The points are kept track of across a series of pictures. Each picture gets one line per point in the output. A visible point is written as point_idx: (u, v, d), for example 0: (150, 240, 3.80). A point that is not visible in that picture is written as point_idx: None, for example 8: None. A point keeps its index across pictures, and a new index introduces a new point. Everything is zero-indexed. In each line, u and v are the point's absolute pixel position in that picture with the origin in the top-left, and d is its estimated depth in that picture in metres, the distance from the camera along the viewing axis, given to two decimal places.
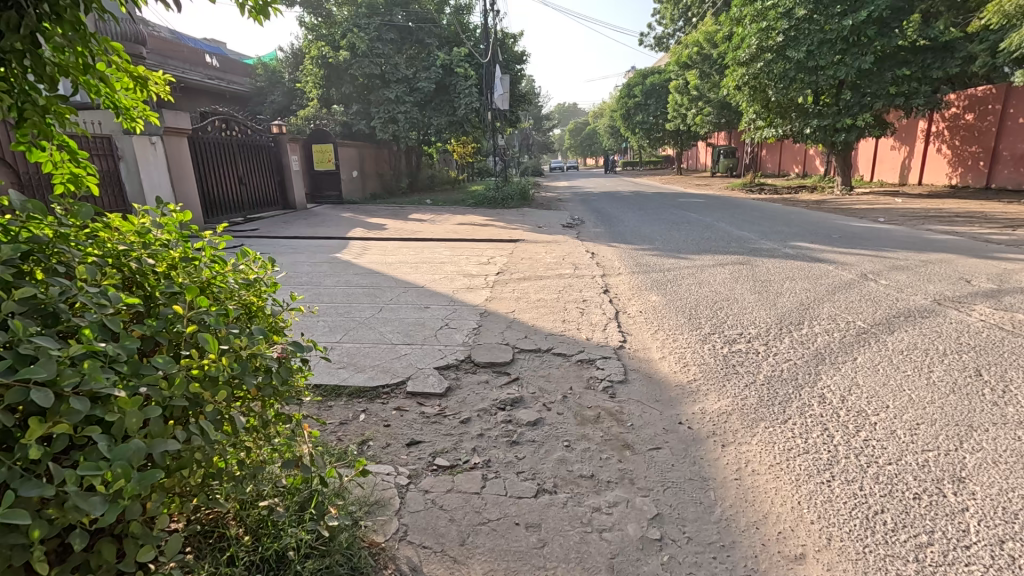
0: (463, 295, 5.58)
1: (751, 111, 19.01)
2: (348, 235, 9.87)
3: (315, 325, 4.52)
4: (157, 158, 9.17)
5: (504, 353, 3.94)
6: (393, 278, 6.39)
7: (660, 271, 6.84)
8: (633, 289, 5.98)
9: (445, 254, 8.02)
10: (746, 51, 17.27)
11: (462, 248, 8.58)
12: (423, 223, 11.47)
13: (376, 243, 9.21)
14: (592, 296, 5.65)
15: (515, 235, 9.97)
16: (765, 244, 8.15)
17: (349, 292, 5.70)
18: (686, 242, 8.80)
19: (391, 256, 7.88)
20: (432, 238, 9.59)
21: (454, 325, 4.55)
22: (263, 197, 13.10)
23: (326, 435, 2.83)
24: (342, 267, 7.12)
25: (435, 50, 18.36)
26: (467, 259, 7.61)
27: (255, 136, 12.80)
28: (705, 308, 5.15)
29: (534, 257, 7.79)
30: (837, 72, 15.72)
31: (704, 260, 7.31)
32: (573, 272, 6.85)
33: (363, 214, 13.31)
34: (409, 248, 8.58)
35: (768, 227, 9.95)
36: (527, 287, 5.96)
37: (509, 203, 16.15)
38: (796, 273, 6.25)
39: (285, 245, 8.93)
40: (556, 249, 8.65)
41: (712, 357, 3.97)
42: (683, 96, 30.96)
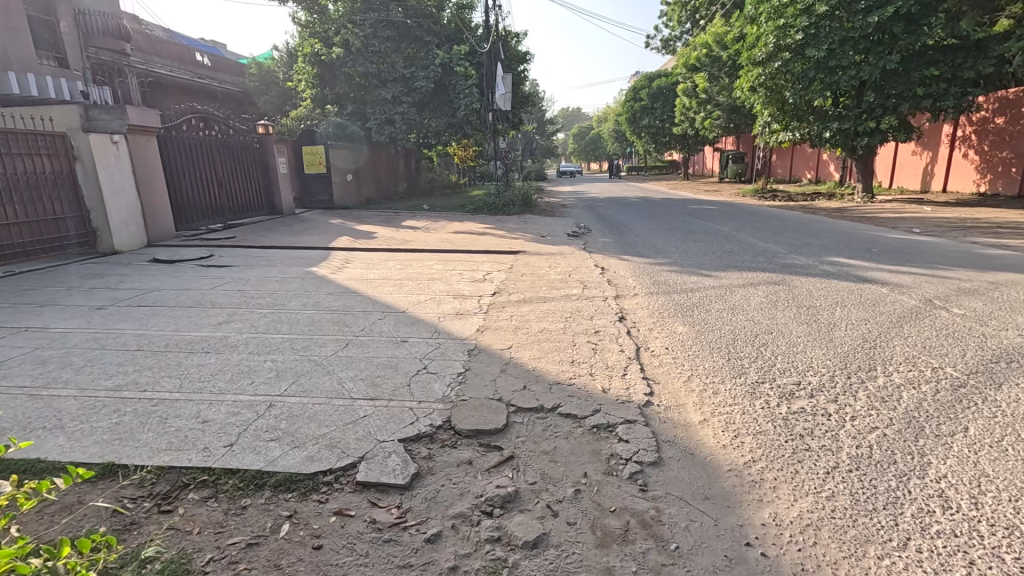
0: (452, 323, 4.66)
1: (766, 114, 18.10)
2: (332, 245, 8.97)
3: (260, 368, 3.60)
4: (121, 160, 8.30)
5: (495, 415, 2.99)
6: (372, 298, 5.48)
7: (682, 292, 5.90)
8: (655, 316, 5.04)
9: (436, 268, 7.12)
10: (762, 50, 16.36)
11: (456, 261, 7.66)
12: (416, 231, 10.57)
13: (361, 254, 8.31)
14: (606, 325, 4.71)
15: (516, 246, 9.04)
16: (798, 259, 7.21)
17: (315, 318, 4.79)
18: (707, 255, 7.87)
19: (375, 270, 6.98)
20: (424, 249, 8.68)
21: (435, 368, 3.61)
22: (244, 201, 12.21)
23: (218, 571, 1.89)
24: (316, 283, 6.22)
25: (434, 48, 17.55)
26: (460, 275, 6.68)
27: (237, 136, 11.95)
28: (745, 345, 4.19)
29: (536, 273, 6.89)
30: (860, 73, 14.82)
31: (732, 278, 6.37)
32: (582, 292, 5.93)
33: (353, 220, 12.41)
34: (397, 261, 7.68)
35: (796, 239, 9.00)
36: (527, 312, 5.03)
37: (511, 209, 15.24)
38: (846, 297, 5.29)
39: (259, 255, 8.01)
40: (561, 263, 7.73)
41: (768, 420, 3.01)
42: (691, 99, 30.07)
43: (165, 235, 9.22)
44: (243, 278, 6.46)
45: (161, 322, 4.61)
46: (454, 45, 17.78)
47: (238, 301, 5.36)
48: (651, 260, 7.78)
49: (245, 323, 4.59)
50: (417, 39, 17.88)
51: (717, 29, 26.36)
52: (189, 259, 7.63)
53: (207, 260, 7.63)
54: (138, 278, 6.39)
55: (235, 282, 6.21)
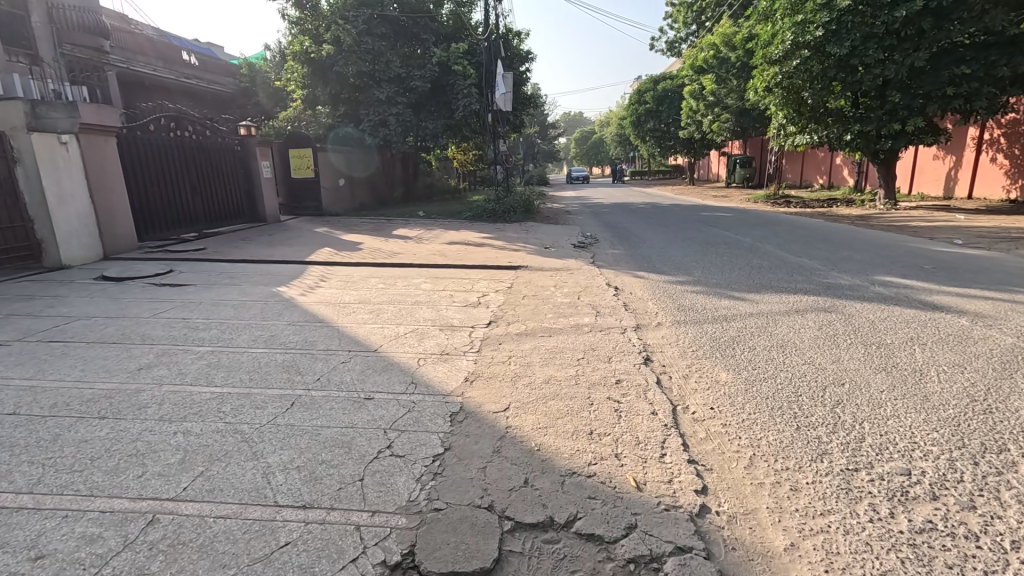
0: (435, 368, 3.67)
1: (780, 116, 17.11)
2: (310, 258, 8.01)
3: (162, 448, 2.61)
4: (71, 162, 7.36)
5: (481, 542, 2.00)
6: (339, 331, 4.51)
7: (714, 320, 4.93)
8: (690, 356, 4.05)
9: (423, 289, 6.16)
10: (779, 47, 15.42)
11: (447, 279, 6.69)
12: (406, 242, 9.61)
13: (342, 269, 7.35)
14: (630, 371, 3.72)
15: (516, 259, 8.08)
16: (840, 278, 6.23)
17: (262, 360, 3.81)
18: (733, 272, 6.90)
19: (352, 291, 6.01)
20: (414, 263, 7.73)
21: (403, 449, 2.63)
22: (223, 207, 11.28)
23: None
24: (279, 309, 5.25)
25: (430, 46, 16.81)
26: (451, 298, 5.72)
27: (214, 137, 11.03)
28: (815, 404, 3.21)
29: (539, 294, 5.92)
30: (884, 72, 13.90)
31: (772, 302, 5.39)
32: (595, 320, 4.95)
33: (341, 229, 11.47)
34: (381, 278, 6.72)
35: (830, 251, 8.01)
36: (529, 351, 4.05)
37: (511, 216, 14.26)
38: (922, 332, 4.29)
39: (224, 272, 7.05)
40: (568, 281, 6.75)
41: (890, 550, 2.01)
42: (698, 101, 29.19)
43: (124, 246, 8.27)
44: (195, 302, 5.49)
45: (66, 367, 3.63)
46: (452, 43, 16.93)
47: (176, 335, 4.38)
48: (671, 278, 6.81)
49: (171, 369, 3.60)
50: (413, 37, 17.07)
51: (726, 29, 25.50)
52: (143, 275, 6.67)
53: (163, 277, 6.67)
54: (72, 302, 5.43)
55: (183, 307, 5.24)
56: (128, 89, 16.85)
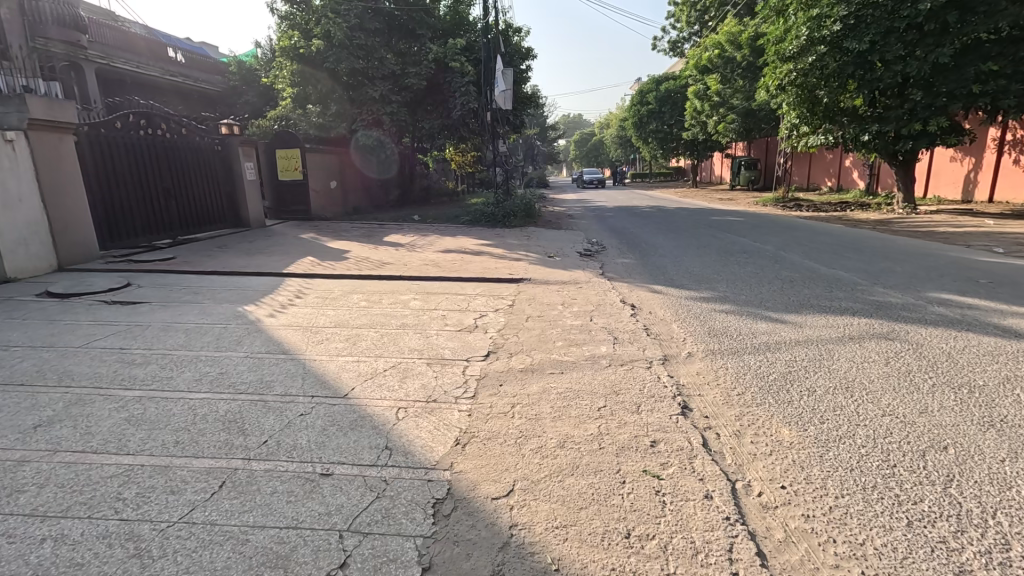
0: (418, 426, 2.86)
1: (792, 116, 16.35)
2: (288, 269, 7.18)
3: (11, 571, 1.80)
4: (18, 162, 6.57)
5: None
6: (306, 367, 3.70)
7: (756, 351, 4.14)
8: (739, 402, 3.25)
9: (412, 308, 5.36)
10: (793, 43, 14.70)
11: (439, 295, 5.89)
12: (397, 250, 8.80)
13: (323, 283, 6.54)
14: (666, 428, 2.91)
15: (518, 270, 7.30)
16: (890, 296, 5.45)
17: (200, 412, 2.99)
18: (763, 288, 6.12)
19: (330, 311, 5.22)
20: (404, 275, 6.94)
21: (363, 572, 1.82)
22: (202, 211, 10.53)
23: None
24: (240, 335, 4.44)
25: (426, 41, 16.08)
26: (443, 320, 4.94)
27: (191, 136, 10.23)
28: (920, 481, 2.41)
29: (544, 315, 5.12)
30: (905, 68, 13.12)
31: (818, 327, 4.60)
32: (613, 351, 4.14)
33: (329, 235, 10.68)
34: (364, 295, 5.92)
35: (865, 261, 7.24)
36: (538, 396, 3.26)
37: (511, 221, 13.41)
38: (1016, 371, 3.49)
39: (189, 286, 6.25)
40: (577, 297, 5.96)
41: None
42: (703, 102, 28.50)
43: (83, 256, 7.47)
44: (142, 326, 4.66)
45: None
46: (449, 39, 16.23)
47: (103, 372, 3.57)
48: (693, 294, 6.03)
49: (78, 427, 2.79)
50: (408, 33, 16.34)
51: (731, 28, 24.81)
52: (94, 290, 5.86)
53: (116, 293, 5.82)
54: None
55: (126, 332, 4.44)
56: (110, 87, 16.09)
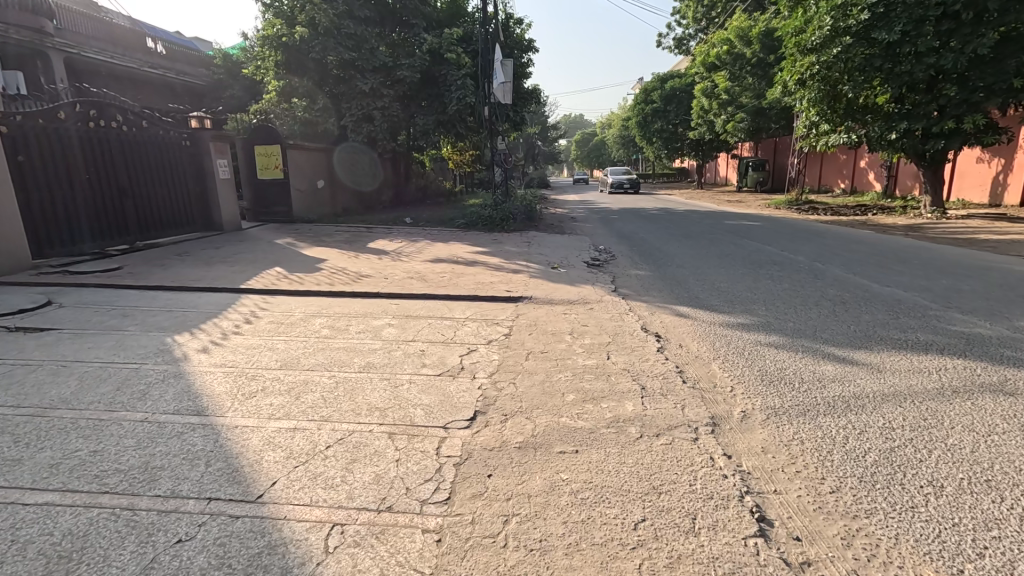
0: (356, 571, 1.80)
1: (812, 114, 15.31)
2: (247, 283, 6.13)
3: None
4: None
5: None
6: (217, 442, 2.64)
7: (833, 410, 3.11)
8: (841, 513, 2.19)
9: (384, 338, 4.35)
10: (816, 34, 13.68)
11: (420, 320, 4.86)
12: (379, 260, 7.76)
13: (285, 302, 5.50)
14: (745, 571, 1.86)
15: (517, 286, 6.27)
16: (976, 327, 4.42)
17: (21, 538, 1.93)
18: (812, 312, 5.11)
19: (282, 343, 4.20)
20: (381, 291, 5.89)
21: None
22: (165, 213, 9.51)
23: None
24: (155, 380, 3.40)
25: (420, 31, 15.09)
26: (421, 358, 3.90)
27: (154, 129, 9.21)
28: None
29: (547, 350, 4.08)
30: (939, 61, 12.05)
31: (903, 374, 3.55)
32: (643, 412, 3.08)
33: (308, 240, 9.63)
34: (330, 318, 4.90)
35: (921, 278, 6.23)
36: (545, 498, 2.23)
37: (510, 224, 12.33)
38: None
39: (121, 306, 5.20)
40: (589, 322, 4.92)
41: None
42: (710, 100, 27.46)
43: (10, 266, 6.43)
44: (31, 365, 3.61)
45: None
46: (445, 29, 15.24)
47: None
48: (730, 320, 4.98)
49: None
50: (401, 22, 15.33)
51: (741, 23, 23.99)
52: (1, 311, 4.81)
53: (26, 316, 4.77)
54: None
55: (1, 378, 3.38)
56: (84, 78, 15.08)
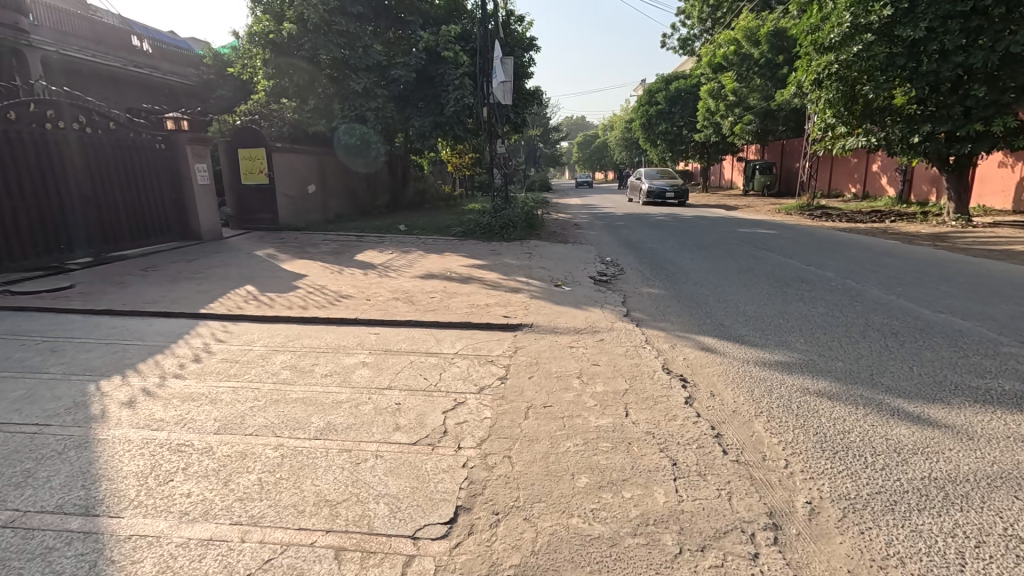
0: None
1: (828, 116, 14.58)
2: (209, 306, 5.41)
3: None
4: None
5: None
6: (92, 568, 1.90)
7: (928, 503, 2.37)
8: None
9: (355, 384, 3.61)
10: (835, 31, 12.95)
11: (401, 358, 4.12)
12: (364, 276, 7.01)
13: (247, 331, 4.77)
14: None
15: (517, 309, 5.54)
16: None
17: None
18: (861, 347, 4.38)
19: (232, 390, 3.48)
20: (361, 316, 5.15)
21: None
22: (136, 221, 8.82)
23: None
24: (51, 453, 2.67)
25: (417, 29, 14.40)
26: (396, 413, 3.18)
27: (123, 132, 8.52)
28: None
29: (552, 402, 3.34)
30: (968, 59, 11.29)
31: (1004, 445, 2.80)
32: (680, 509, 2.32)
33: (291, 252, 8.92)
34: (296, 355, 4.18)
35: (976, 302, 5.49)
36: None
37: (510, 233, 11.58)
38: None
39: (54, 337, 4.47)
40: (600, 359, 4.19)
41: None
42: (717, 102, 26.74)
43: None
44: None
45: None
46: (443, 26, 14.55)
47: None
48: (767, 358, 4.23)
49: None
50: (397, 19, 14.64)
51: (749, 22, 23.43)
52: None
53: None
54: None
55: None
56: (63, 76, 14.31)
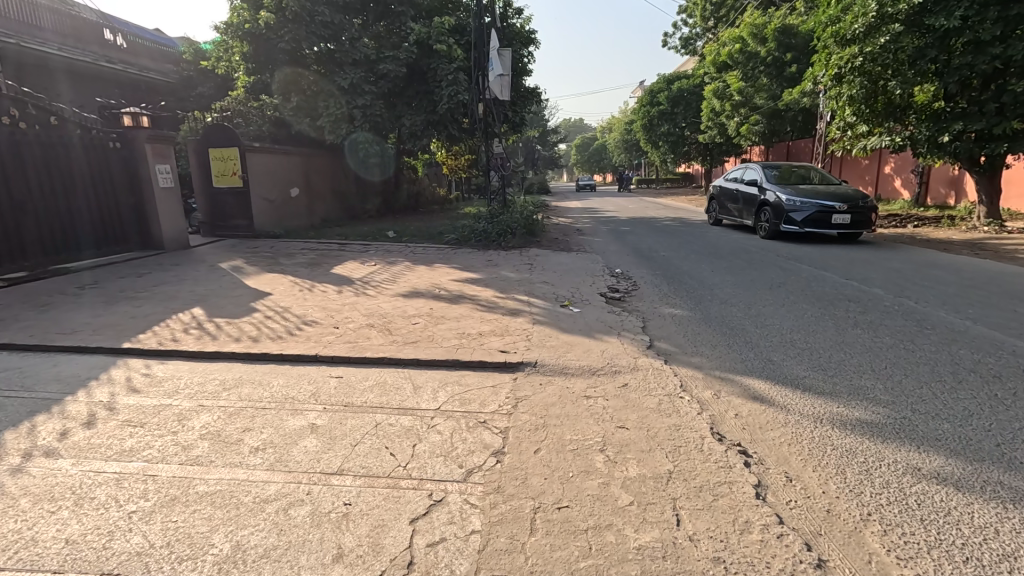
0: None
1: (846, 115, 13.59)
2: (139, 337, 4.41)
3: None
4: None
5: None
6: None
7: None
8: None
9: (291, 465, 2.61)
10: (859, 22, 11.88)
11: (363, 420, 3.11)
12: (336, 296, 5.99)
13: (174, 374, 3.75)
14: None
15: (516, 339, 4.55)
16: None
17: None
18: (963, 398, 3.38)
19: (113, 480, 2.46)
20: (321, 352, 4.13)
21: None
22: (84, 230, 7.83)
23: None
24: None
25: (408, 20, 13.43)
26: (347, 517, 2.22)
27: (65, 128, 7.52)
28: None
29: (568, 501, 2.34)
30: (1008, 50, 10.39)
31: None
32: None
33: (260, 264, 7.92)
34: (226, 413, 3.16)
35: None
36: None
37: (508, 240, 10.60)
38: None
39: None
40: (628, 417, 3.20)
41: None
42: (722, 102, 25.82)
43: None
44: None
45: None
46: (435, 18, 13.62)
47: None
48: (845, 414, 3.24)
49: None
50: (386, 11, 13.70)
51: (755, 19, 22.56)
52: None
53: None
54: None
55: None
56: (34, 79, 13.33)
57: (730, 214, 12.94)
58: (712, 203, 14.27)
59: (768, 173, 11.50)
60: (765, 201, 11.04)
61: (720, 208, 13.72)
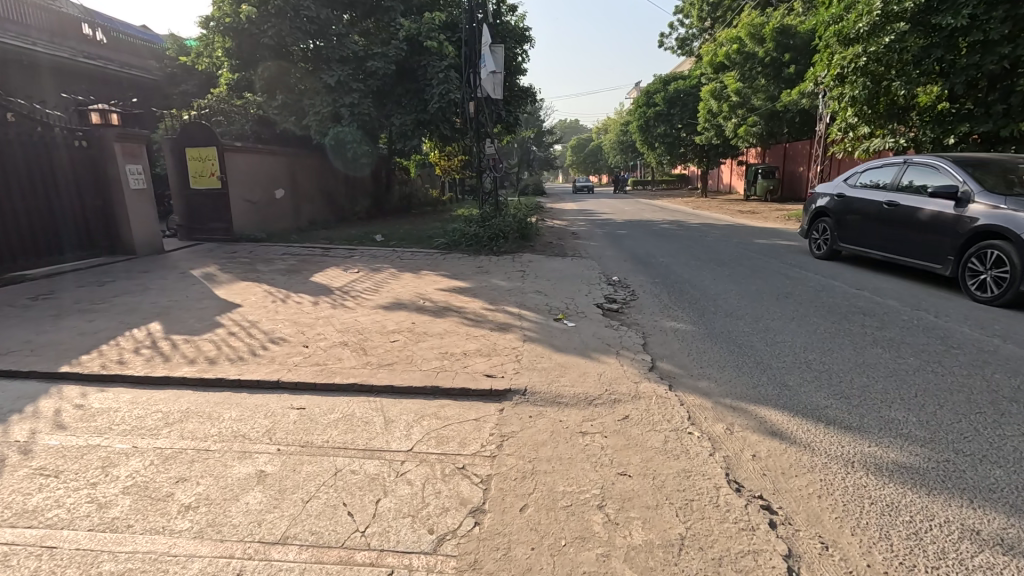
0: None
1: (848, 116, 13.25)
2: (80, 358, 3.94)
3: None
4: None
5: None
6: None
7: None
8: None
9: (225, 532, 2.16)
10: (864, 21, 11.53)
11: (322, 466, 2.67)
12: (311, 308, 5.53)
13: (112, 405, 3.29)
14: None
15: (505, 360, 4.11)
16: None
17: None
18: (1009, 436, 2.96)
19: (1, 556, 2.00)
20: (285, 377, 3.68)
21: None
22: (45, 235, 7.33)
23: None
24: None
25: (397, 16, 12.99)
26: None
27: (25, 126, 7.02)
28: None
29: None
30: (1017, 50, 10.00)
31: None
32: None
33: (234, 272, 7.42)
34: (159, 458, 2.70)
35: None
36: None
37: (500, 245, 10.15)
38: None
39: None
40: (630, 461, 2.76)
41: None
42: (718, 103, 25.44)
43: None
44: None
45: None
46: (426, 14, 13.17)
47: None
48: (880, 456, 2.82)
49: None
50: (375, 6, 13.24)
51: (753, 19, 22.25)
52: None
53: None
54: None
55: None
56: (26, 75, 13.04)
57: (856, 243, 7.63)
58: (807, 218, 8.74)
59: (971, 175, 6.15)
60: (974, 232, 5.81)
61: (830, 231, 8.22)
